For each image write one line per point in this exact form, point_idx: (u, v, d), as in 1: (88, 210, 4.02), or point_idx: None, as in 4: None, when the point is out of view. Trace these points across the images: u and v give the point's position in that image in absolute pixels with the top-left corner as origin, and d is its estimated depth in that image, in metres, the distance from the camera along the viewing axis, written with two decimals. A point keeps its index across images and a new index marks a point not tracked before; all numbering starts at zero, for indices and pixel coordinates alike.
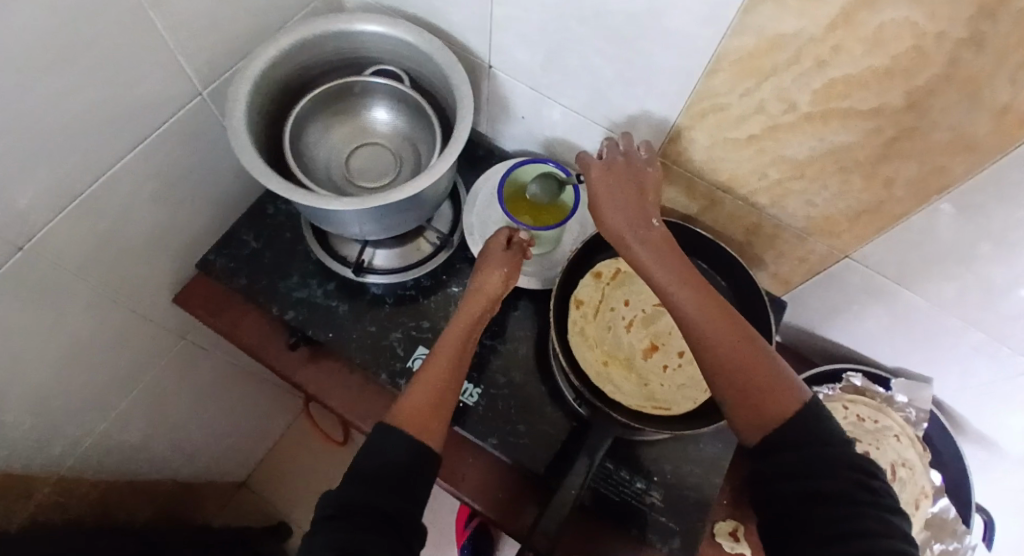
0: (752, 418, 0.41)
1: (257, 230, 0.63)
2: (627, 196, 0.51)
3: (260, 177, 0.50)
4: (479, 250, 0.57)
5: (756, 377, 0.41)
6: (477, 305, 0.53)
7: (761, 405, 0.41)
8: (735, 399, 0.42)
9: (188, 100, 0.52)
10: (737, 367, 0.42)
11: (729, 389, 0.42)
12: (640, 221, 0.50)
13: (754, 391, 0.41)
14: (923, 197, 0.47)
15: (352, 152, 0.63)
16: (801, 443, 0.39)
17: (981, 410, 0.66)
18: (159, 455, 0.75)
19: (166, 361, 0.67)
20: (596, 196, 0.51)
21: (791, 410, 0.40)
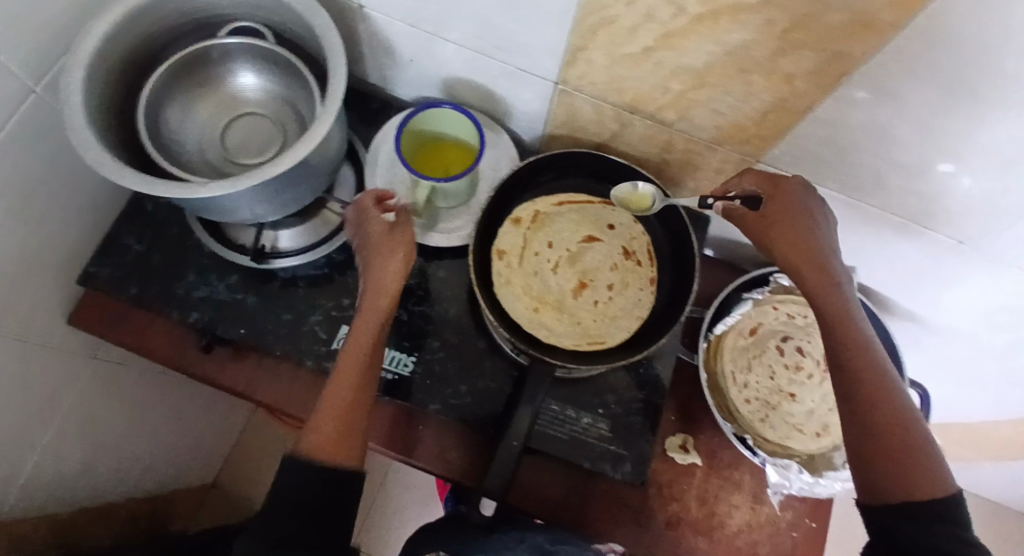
0: (891, 487, 0.42)
1: (138, 231, 0.60)
2: (802, 232, 0.49)
3: (109, 175, 0.44)
4: (358, 232, 0.53)
5: (905, 455, 0.42)
6: (373, 312, 0.50)
7: (904, 477, 0.41)
8: (877, 458, 0.43)
9: (20, 100, 0.49)
10: (892, 434, 0.43)
11: (875, 449, 0.43)
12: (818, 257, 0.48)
13: (904, 463, 0.42)
14: (829, 87, 0.43)
15: (227, 127, 0.57)
16: (933, 515, 0.40)
17: (903, 291, 0.68)
18: (72, 471, 0.76)
19: (61, 369, 0.68)
20: (774, 221, 0.50)
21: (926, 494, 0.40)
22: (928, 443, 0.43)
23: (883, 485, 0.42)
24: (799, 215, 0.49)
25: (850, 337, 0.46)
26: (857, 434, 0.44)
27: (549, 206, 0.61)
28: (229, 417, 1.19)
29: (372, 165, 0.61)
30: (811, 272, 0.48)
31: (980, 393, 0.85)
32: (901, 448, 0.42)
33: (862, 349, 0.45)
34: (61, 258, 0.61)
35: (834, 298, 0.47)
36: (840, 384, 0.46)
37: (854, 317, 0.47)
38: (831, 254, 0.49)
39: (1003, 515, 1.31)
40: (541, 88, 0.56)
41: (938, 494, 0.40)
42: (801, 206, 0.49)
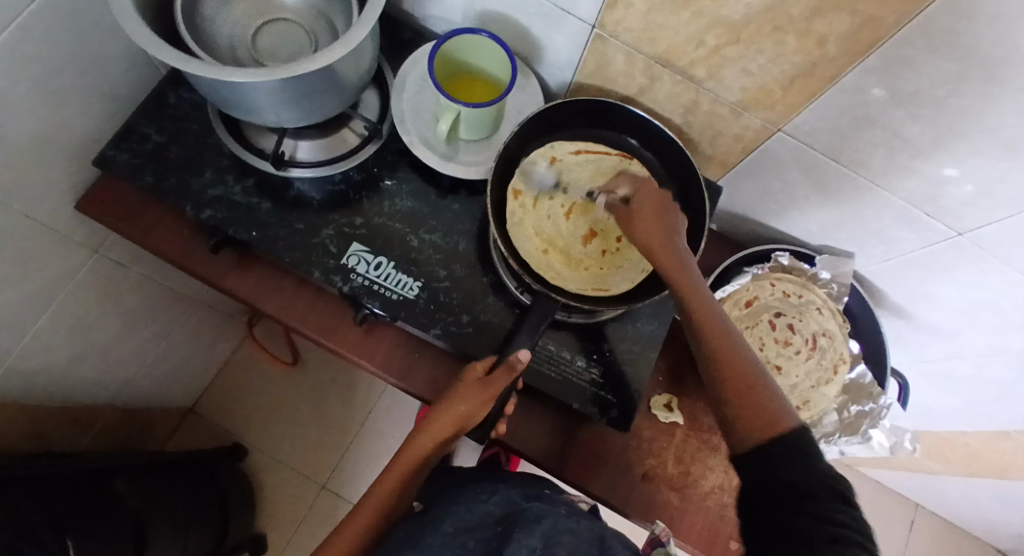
0: (751, 433, 0.44)
1: (158, 123, 0.61)
2: (660, 225, 0.49)
3: (146, 46, 0.44)
4: (465, 367, 0.54)
5: (750, 399, 0.45)
6: (429, 434, 0.54)
7: (757, 418, 0.44)
8: (739, 412, 0.45)
9: None
10: (743, 385, 0.45)
11: (730, 398, 0.45)
12: (667, 241, 0.49)
13: (755, 407, 0.44)
14: (857, 54, 0.44)
15: (260, 28, 0.58)
16: (784, 460, 0.42)
17: (894, 284, 0.70)
18: (56, 370, 0.76)
19: (69, 266, 0.68)
20: (636, 215, 0.50)
21: (774, 428, 0.43)
22: (770, 386, 0.45)
23: (746, 434, 0.44)
24: (655, 207, 0.50)
25: (707, 320, 0.47)
26: (720, 392, 0.46)
27: (566, 153, 0.63)
28: (215, 348, 1.20)
29: (399, 91, 0.63)
30: (667, 257, 0.48)
31: (952, 397, 0.88)
32: (752, 401, 0.44)
33: (718, 324, 0.47)
34: (80, 141, 0.61)
35: (686, 275, 0.48)
36: (698, 351, 0.48)
37: (700, 288, 0.48)
38: (679, 245, 0.49)
39: (953, 533, 1.36)
40: (577, 31, 0.57)
41: (784, 430, 0.43)
42: (662, 201, 0.51)
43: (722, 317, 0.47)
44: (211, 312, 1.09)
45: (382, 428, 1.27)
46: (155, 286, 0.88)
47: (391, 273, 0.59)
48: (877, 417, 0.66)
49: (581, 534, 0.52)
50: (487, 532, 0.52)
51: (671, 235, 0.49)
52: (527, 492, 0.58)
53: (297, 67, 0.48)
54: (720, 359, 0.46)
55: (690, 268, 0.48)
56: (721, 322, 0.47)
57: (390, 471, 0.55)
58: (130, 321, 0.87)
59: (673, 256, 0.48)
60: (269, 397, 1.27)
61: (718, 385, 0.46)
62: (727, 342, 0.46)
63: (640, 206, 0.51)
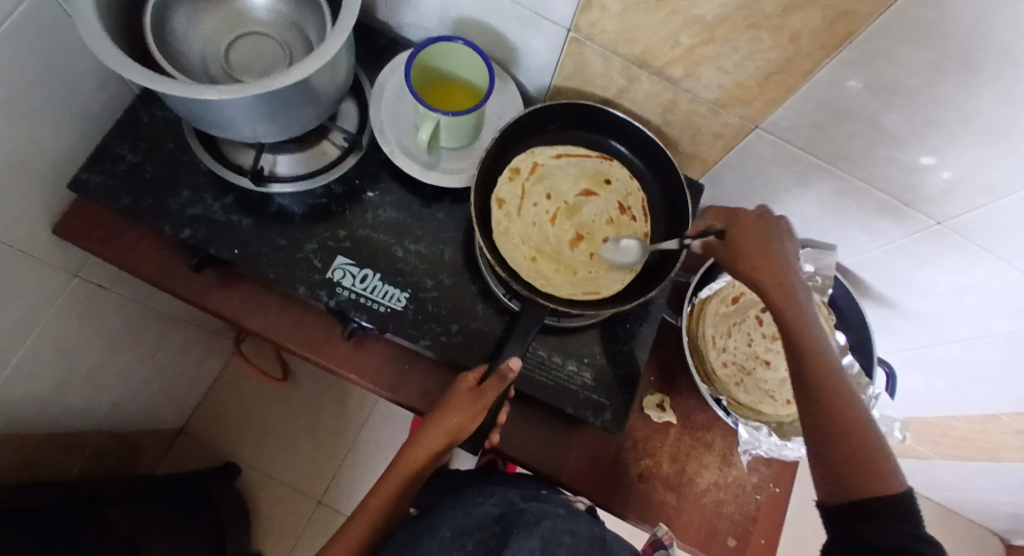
0: (850, 491, 0.42)
1: (133, 142, 0.61)
2: (772, 258, 0.46)
3: (115, 66, 0.43)
4: (456, 377, 0.53)
5: (857, 459, 0.42)
6: (422, 446, 0.53)
7: (861, 483, 0.41)
8: (841, 470, 0.42)
9: None
10: (854, 451, 0.42)
11: (835, 460, 0.42)
12: (775, 278, 0.46)
13: (864, 474, 0.41)
14: (831, 49, 0.44)
15: (232, 43, 0.57)
16: (889, 519, 0.40)
17: (878, 274, 0.71)
18: (41, 398, 0.74)
19: (48, 292, 0.67)
20: (739, 247, 0.47)
21: (879, 490, 0.41)
22: (880, 445, 0.42)
23: (843, 491, 0.42)
24: (764, 240, 0.47)
25: (823, 371, 0.43)
26: (821, 448, 0.43)
27: (548, 158, 0.63)
28: (203, 366, 1.18)
29: (377, 101, 0.63)
30: (779, 297, 0.46)
31: (940, 383, 0.89)
32: (859, 460, 0.42)
33: (836, 380, 0.43)
34: (53, 164, 0.60)
35: (802, 320, 0.45)
36: (806, 404, 0.44)
37: (818, 333, 0.45)
38: (794, 284, 0.46)
39: (947, 516, 1.38)
40: (553, 34, 0.57)
41: (890, 497, 0.40)
42: (762, 232, 0.47)
43: (836, 367, 0.44)
44: (198, 329, 1.08)
45: (376, 438, 1.26)
46: (139, 306, 0.87)
47: (377, 285, 0.59)
48: (867, 407, 0.67)
49: (579, 533, 0.53)
50: (486, 534, 0.52)
51: (780, 273, 0.46)
52: (523, 492, 0.57)
53: (271, 81, 0.47)
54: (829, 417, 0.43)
55: (806, 310, 0.45)
56: (837, 379, 0.43)
57: (383, 484, 0.55)
58: (116, 342, 0.85)
59: (791, 297, 0.45)
60: (260, 413, 1.26)
61: (819, 441, 0.43)
62: (841, 400, 0.43)
63: (743, 233, 0.47)
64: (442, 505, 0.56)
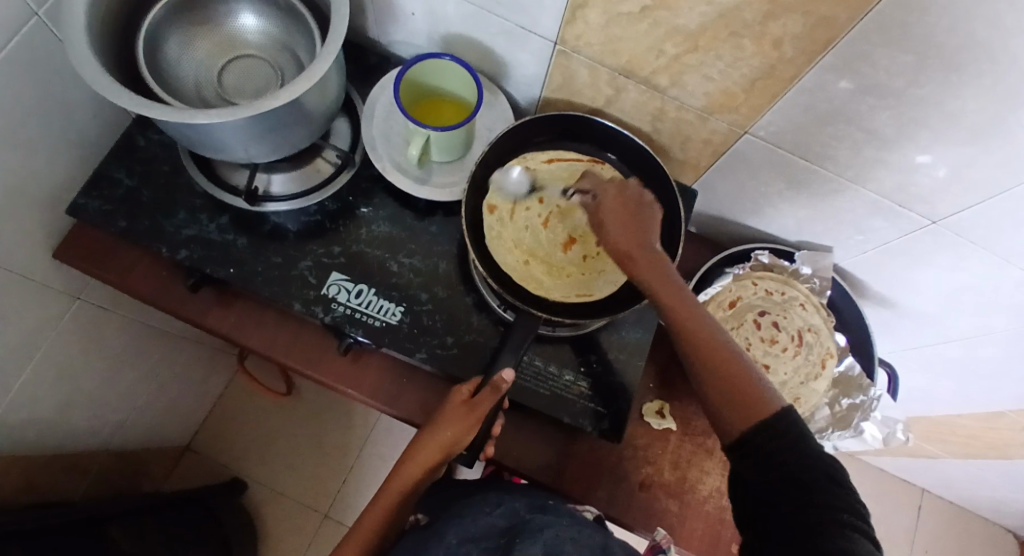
0: (734, 421, 0.44)
1: (130, 167, 0.62)
2: (628, 218, 0.50)
3: (107, 94, 0.44)
4: (448, 392, 0.54)
5: (734, 388, 0.44)
6: (416, 465, 0.54)
7: (748, 414, 0.43)
8: (724, 404, 0.44)
9: (23, 23, 0.49)
10: (728, 377, 0.44)
11: (717, 393, 0.44)
12: (634, 238, 0.49)
13: (739, 396, 0.43)
14: (813, 54, 0.45)
15: (225, 67, 0.58)
16: (769, 440, 0.42)
17: (875, 274, 0.70)
18: (44, 419, 0.75)
19: (50, 315, 0.68)
20: (603, 214, 0.51)
21: (756, 413, 0.43)
22: (753, 372, 0.44)
23: (730, 422, 0.44)
24: (621, 205, 0.51)
25: (687, 315, 0.46)
26: (703, 387, 0.45)
27: (539, 164, 0.63)
28: (207, 383, 1.19)
29: (368, 117, 0.64)
30: (636, 255, 0.48)
31: (945, 382, 0.88)
32: (732, 389, 0.44)
33: (697, 319, 0.46)
34: (52, 190, 0.61)
35: (658, 271, 0.47)
36: (683, 348, 0.47)
37: (675, 283, 0.47)
38: (651, 241, 0.49)
39: (961, 516, 1.35)
40: (540, 48, 0.57)
41: (766, 416, 0.42)
42: (627, 200, 0.51)
43: (701, 310, 0.46)
44: (200, 347, 1.09)
45: (381, 451, 1.26)
46: (140, 325, 0.87)
47: (372, 300, 0.59)
48: (868, 409, 0.66)
49: (583, 542, 0.48)
50: (491, 543, 0.48)
51: (639, 229, 0.49)
52: (529, 503, 0.53)
53: (260, 103, 0.48)
54: (701, 354, 0.45)
55: (661, 264, 0.48)
56: (698, 315, 0.46)
57: (380, 500, 0.55)
58: (118, 361, 0.86)
59: (646, 252, 0.48)
60: (264, 428, 1.26)
61: (701, 380, 0.45)
62: (709, 336, 0.45)
63: (607, 204, 0.51)
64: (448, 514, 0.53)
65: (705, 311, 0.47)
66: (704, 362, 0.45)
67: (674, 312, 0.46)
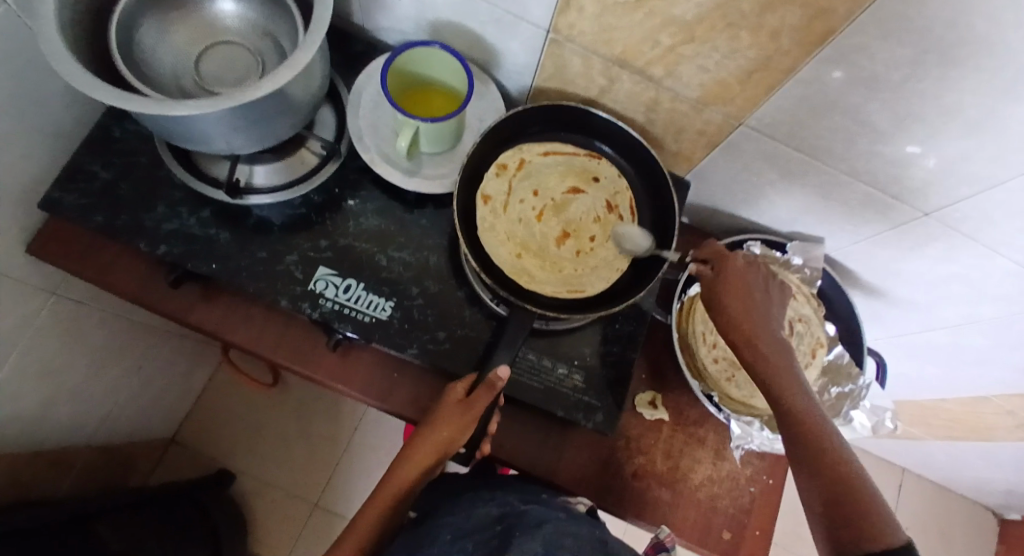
0: (847, 547, 0.42)
1: (107, 159, 0.59)
2: (744, 302, 0.50)
3: (80, 86, 0.42)
4: (442, 389, 0.53)
5: (852, 511, 0.42)
6: (413, 464, 0.53)
7: (858, 531, 0.42)
8: (838, 525, 0.43)
9: None
10: (852, 503, 0.43)
11: (832, 512, 0.43)
12: (754, 328, 0.49)
13: (857, 520, 0.42)
14: (810, 46, 0.44)
15: (203, 54, 0.56)
16: None
17: (865, 264, 0.71)
18: (27, 418, 0.73)
19: (27, 312, 0.66)
20: (721, 290, 0.51)
21: (877, 539, 0.41)
22: (875, 495, 0.43)
23: (840, 546, 0.42)
24: (740, 286, 0.51)
25: (809, 433, 0.46)
26: (812, 503, 0.45)
27: (535, 155, 0.62)
28: (194, 375, 1.17)
29: (356, 106, 0.62)
30: (752, 348, 0.49)
31: (930, 368, 0.89)
32: (850, 511, 0.42)
33: (817, 427, 0.46)
34: (25, 184, 0.58)
35: (782, 376, 0.47)
36: (794, 454, 0.46)
37: (799, 392, 0.47)
38: (774, 334, 0.49)
39: (941, 494, 1.39)
40: (531, 36, 0.56)
41: (887, 547, 0.40)
42: (745, 280, 0.51)
43: (823, 422, 0.46)
44: (186, 340, 1.07)
45: (373, 440, 1.26)
46: (123, 319, 0.85)
47: (362, 295, 0.58)
48: (857, 398, 0.67)
49: (582, 535, 0.48)
50: (486, 538, 0.48)
51: (761, 320, 0.49)
52: (523, 496, 0.53)
53: (243, 94, 0.46)
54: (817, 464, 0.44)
55: (782, 360, 0.48)
56: (821, 427, 0.46)
57: (375, 499, 0.54)
58: (99, 358, 0.84)
59: (767, 352, 0.48)
60: (253, 419, 1.25)
61: (813, 493, 0.45)
62: (826, 453, 0.45)
63: (719, 282, 0.51)
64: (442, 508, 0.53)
65: (828, 424, 0.46)
66: (825, 487, 0.44)
67: (799, 430, 0.46)
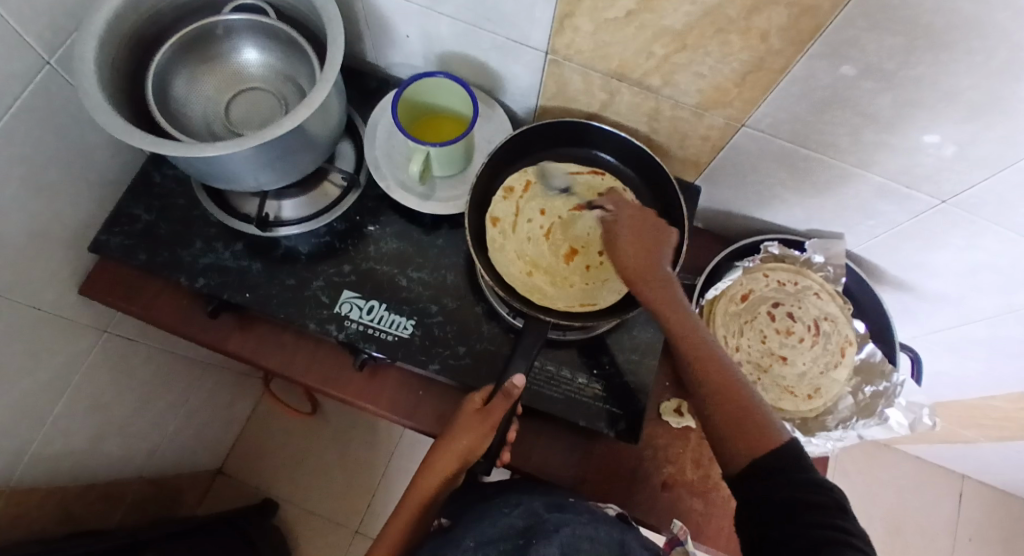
0: (742, 455, 0.45)
1: (148, 203, 0.64)
2: (641, 241, 0.51)
3: (120, 135, 0.46)
4: (460, 404, 0.54)
5: (744, 423, 0.45)
6: (434, 475, 0.54)
7: (748, 445, 0.44)
8: (726, 434, 0.46)
9: (36, 72, 0.52)
10: (735, 412, 0.45)
11: (724, 427, 0.46)
12: (643, 260, 0.50)
13: (749, 434, 0.44)
14: (800, 43, 0.45)
15: (231, 100, 0.60)
16: (780, 476, 0.42)
17: (889, 257, 0.69)
18: (80, 451, 0.78)
19: (80, 349, 0.71)
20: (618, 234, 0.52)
21: (767, 448, 0.44)
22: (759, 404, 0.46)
23: (737, 456, 0.45)
24: (634, 228, 0.52)
25: (692, 343, 0.48)
26: (702, 408, 0.47)
27: (540, 176, 0.64)
28: (235, 407, 1.22)
29: (371, 138, 0.66)
30: (642, 283, 0.50)
31: (976, 363, 0.85)
32: (738, 422, 0.45)
33: (699, 340, 0.48)
34: (76, 231, 0.64)
35: (666, 295, 0.49)
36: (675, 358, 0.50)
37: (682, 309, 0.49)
38: (662, 267, 0.50)
39: (1008, 503, 1.30)
40: (532, 59, 0.58)
41: (776, 453, 0.43)
42: (639, 221, 0.52)
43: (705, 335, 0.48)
44: (225, 372, 1.12)
45: (406, 465, 1.27)
46: (167, 355, 0.90)
47: (384, 315, 0.60)
48: (892, 396, 0.64)
49: (600, 540, 0.48)
50: (508, 545, 0.48)
51: (653, 253, 0.51)
52: (549, 502, 0.53)
53: (262, 133, 0.49)
54: (700, 365, 0.47)
55: (666, 285, 0.50)
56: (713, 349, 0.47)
57: (399, 514, 0.55)
58: (146, 392, 0.88)
59: (660, 279, 0.49)
60: (291, 449, 1.29)
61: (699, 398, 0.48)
62: (706, 359, 0.47)
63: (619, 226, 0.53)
64: (469, 518, 0.53)
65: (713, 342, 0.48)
66: (716, 399, 0.46)
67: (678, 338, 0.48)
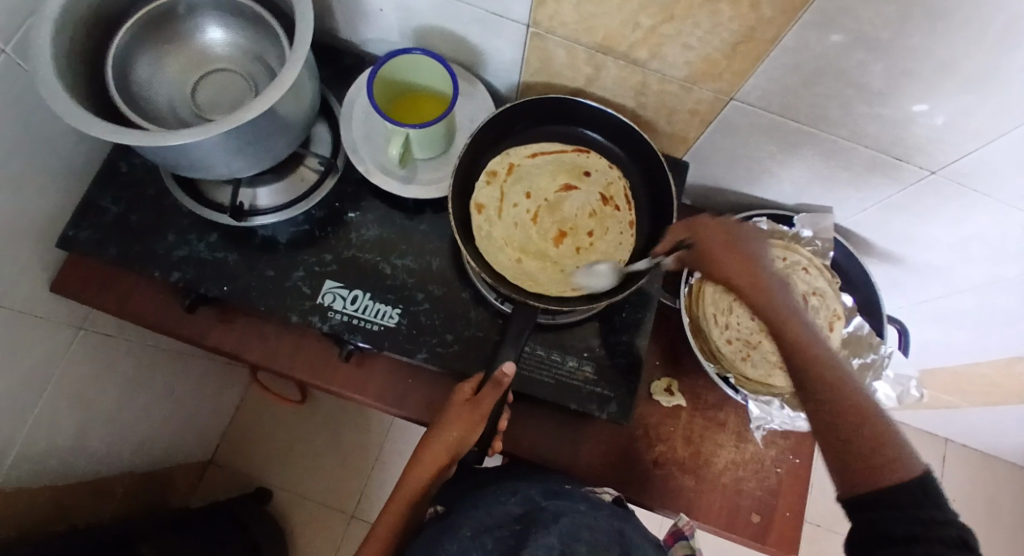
0: (866, 483, 0.40)
1: (116, 194, 0.61)
2: (743, 252, 0.47)
3: (77, 124, 0.43)
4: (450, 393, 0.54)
5: (872, 445, 0.40)
6: (427, 464, 0.54)
7: (879, 470, 0.40)
8: (851, 458, 0.41)
9: None
10: (851, 432, 0.41)
11: (848, 451, 0.41)
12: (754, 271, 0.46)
13: (873, 457, 0.40)
14: (792, 13, 0.43)
15: (197, 83, 0.57)
16: (909, 504, 0.38)
17: (877, 230, 0.69)
18: (65, 450, 0.76)
19: (56, 347, 0.68)
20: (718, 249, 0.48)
21: (902, 474, 0.39)
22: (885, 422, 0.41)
23: (860, 481, 0.40)
24: (728, 243, 0.47)
25: (810, 359, 0.43)
26: (816, 431, 0.43)
27: (523, 158, 0.62)
28: (223, 396, 1.20)
29: (347, 120, 0.63)
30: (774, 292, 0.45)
31: (960, 332, 0.86)
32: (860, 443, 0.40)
33: (820, 354, 0.43)
34: (42, 226, 0.61)
35: (778, 308, 0.45)
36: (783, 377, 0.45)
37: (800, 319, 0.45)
38: (774, 277, 0.46)
39: (986, 462, 1.34)
40: (514, 32, 0.56)
41: (904, 482, 0.39)
42: (732, 231, 0.48)
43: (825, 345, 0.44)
44: (210, 362, 1.10)
45: (399, 446, 1.28)
46: (148, 348, 0.88)
47: (368, 304, 0.59)
48: (880, 368, 0.66)
49: (598, 527, 0.48)
50: (506, 533, 0.48)
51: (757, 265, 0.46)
52: (546, 487, 0.53)
53: (232, 118, 0.47)
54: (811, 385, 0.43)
55: (767, 295, 0.45)
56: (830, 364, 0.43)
57: (392, 504, 0.55)
58: (129, 387, 0.86)
59: (783, 293, 0.45)
60: (282, 436, 1.28)
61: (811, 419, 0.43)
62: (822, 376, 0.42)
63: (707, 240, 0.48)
64: (463, 505, 0.52)
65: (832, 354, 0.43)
66: (839, 418, 0.41)
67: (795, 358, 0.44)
